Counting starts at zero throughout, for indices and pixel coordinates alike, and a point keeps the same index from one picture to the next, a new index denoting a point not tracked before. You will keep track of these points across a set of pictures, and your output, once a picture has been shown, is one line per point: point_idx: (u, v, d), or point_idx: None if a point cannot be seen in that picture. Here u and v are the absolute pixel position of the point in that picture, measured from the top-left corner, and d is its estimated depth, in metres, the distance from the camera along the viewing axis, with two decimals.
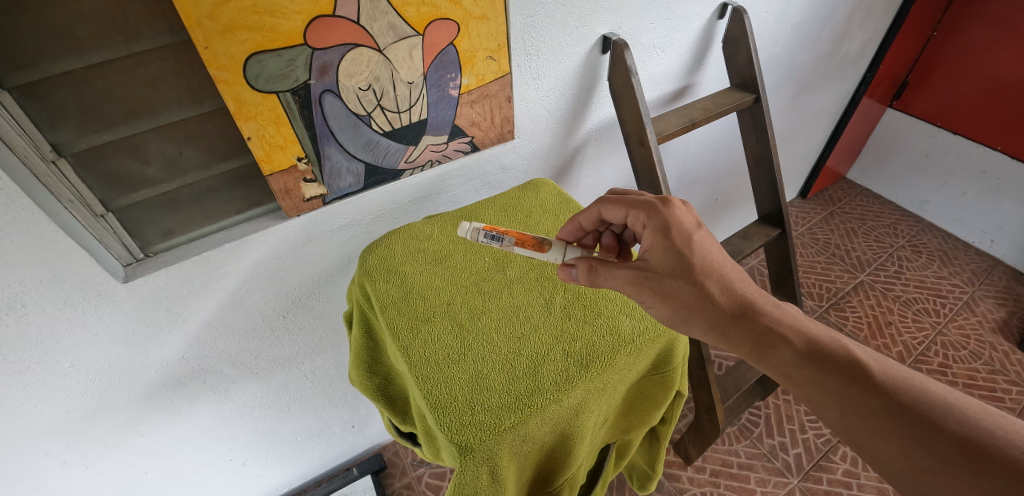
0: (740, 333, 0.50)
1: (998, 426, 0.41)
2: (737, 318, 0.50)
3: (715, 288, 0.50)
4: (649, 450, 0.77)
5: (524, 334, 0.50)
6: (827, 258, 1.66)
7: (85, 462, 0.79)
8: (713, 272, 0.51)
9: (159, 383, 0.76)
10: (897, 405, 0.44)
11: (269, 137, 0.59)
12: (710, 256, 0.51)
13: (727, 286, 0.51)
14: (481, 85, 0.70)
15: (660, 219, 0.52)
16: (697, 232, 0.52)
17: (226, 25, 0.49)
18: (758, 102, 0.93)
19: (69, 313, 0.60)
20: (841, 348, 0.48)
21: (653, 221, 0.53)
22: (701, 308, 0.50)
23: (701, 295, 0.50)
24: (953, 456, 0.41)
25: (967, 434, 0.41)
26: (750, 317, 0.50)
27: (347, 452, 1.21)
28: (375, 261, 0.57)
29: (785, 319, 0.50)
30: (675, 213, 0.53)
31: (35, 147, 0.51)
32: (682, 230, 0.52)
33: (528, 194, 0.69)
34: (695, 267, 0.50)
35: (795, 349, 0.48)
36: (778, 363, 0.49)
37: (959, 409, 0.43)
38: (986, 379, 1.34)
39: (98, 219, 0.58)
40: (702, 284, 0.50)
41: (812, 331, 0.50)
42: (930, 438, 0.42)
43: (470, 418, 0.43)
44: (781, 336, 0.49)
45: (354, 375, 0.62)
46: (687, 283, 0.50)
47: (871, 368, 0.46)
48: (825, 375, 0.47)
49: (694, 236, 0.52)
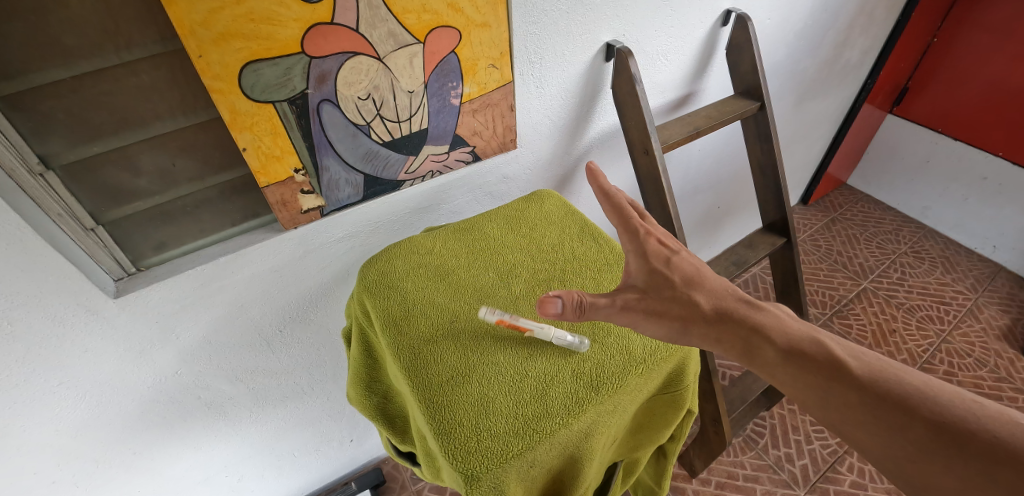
0: (726, 338, 0.48)
1: (975, 412, 0.40)
2: (722, 324, 0.49)
3: (703, 299, 0.50)
4: (656, 467, 0.75)
5: (530, 354, 0.48)
6: (830, 265, 1.65)
7: (76, 481, 0.77)
8: (698, 286, 0.51)
9: (151, 399, 0.73)
10: (876, 398, 0.43)
11: (265, 148, 0.57)
12: (691, 276, 0.51)
13: (716, 299, 0.50)
14: (483, 93, 0.69)
15: (640, 241, 0.52)
16: (675, 255, 0.52)
17: (220, 32, 0.47)
18: (762, 109, 0.92)
19: (58, 329, 0.58)
20: (817, 345, 0.47)
21: (633, 245, 0.52)
22: (692, 319, 0.49)
23: (689, 309, 0.49)
24: (933, 446, 0.40)
25: (942, 421, 0.40)
26: (735, 320, 0.49)
27: (346, 465, 1.18)
28: (375, 276, 0.55)
29: (768, 321, 0.49)
30: (653, 238, 0.53)
31: (23, 159, 0.49)
32: (660, 254, 0.52)
33: (532, 206, 0.66)
34: (679, 283, 0.50)
35: (779, 350, 0.47)
36: (763, 365, 0.47)
37: (932, 396, 0.42)
38: (992, 387, 1.32)
39: (87, 232, 0.56)
40: (692, 299, 0.50)
41: (791, 328, 0.48)
42: (911, 429, 0.41)
43: (476, 444, 0.41)
44: (766, 337, 0.48)
45: (352, 394, 0.60)
46: (672, 300, 0.49)
47: (851, 366, 0.45)
48: (807, 373, 0.45)
49: (672, 259, 0.52)
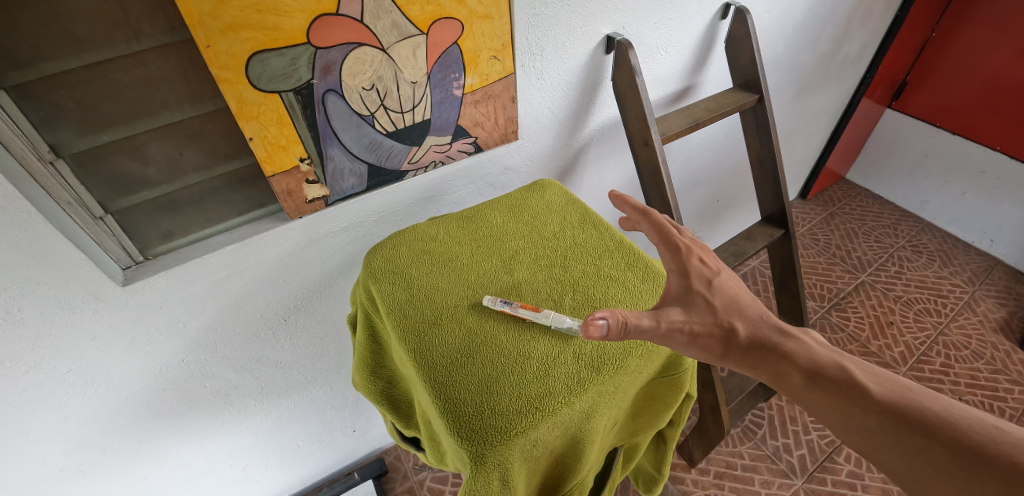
0: (758, 363, 0.50)
1: (994, 439, 0.42)
2: (755, 349, 0.50)
3: (739, 325, 0.51)
4: (656, 453, 0.76)
5: (533, 336, 0.49)
6: (828, 259, 1.66)
7: (83, 469, 0.78)
8: (736, 311, 0.51)
9: (158, 387, 0.75)
10: (897, 423, 0.45)
11: (271, 138, 0.58)
12: (730, 297, 0.52)
13: (752, 325, 0.51)
14: (485, 85, 0.70)
15: (680, 263, 0.52)
16: (715, 276, 0.52)
17: (228, 23, 0.48)
18: (761, 102, 0.92)
19: (68, 316, 0.59)
20: (840, 370, 0.49)
21: (676, 264, 0.52)
22: (728, 343, 0.50)
23: (726, 333, 0.50)
24: (949, 468, 0.41)
25: (959, 444, 0.42)
26: (765, 345, 0.50)
27: (349, 456, 1.19)
28: (380, 263, 0.56)
29: (798, 346, 0.50)
30: (694, 257, 0.53)
31: (33, 147, 0.50)
32: (701, 276, 0.52)
33: (533, 194, 0.67)
34: (720, 308, 0.51)
35: (803, 374, 0.49)
36: (790, 390, 0.49)
37: (952, 422, 0.43)
38: (988, 379, 1.33)
39: (96, 220, 0.58)
40: (730, 324, 0.50)
41: (817, 354, 0.50)
42: (929, 453, 0.43)
43: (481, 423, 0.42)
44: (791, 361, 0.49)
45: (358, 379, 0.61)
46: (713, 324, 0.50)
47: (871, 391, 0.47)
48: (830, 397, 0.47)
49: (713, 280, 0.52)
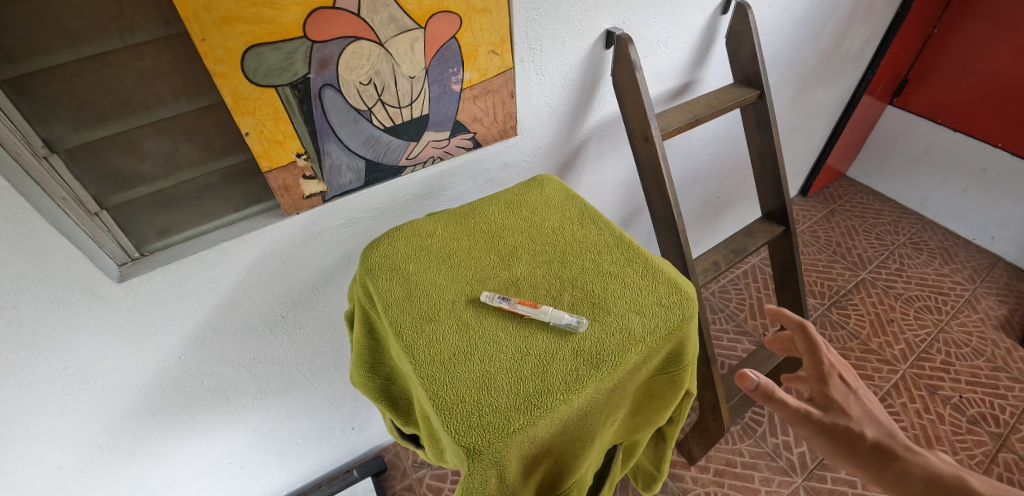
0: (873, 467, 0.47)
1: None
2: (876, 455, 0.48)
3: (865, 430, 0.50)
4: (655, 451, 0.76)
5: (531, 333, 0.48)
6: (828, 256, 1.65)
7: (80, 466, 0.78)
8: (867, 419, 0.51)
9: (156, 385, 0.74)
10: None
11: (267, 133, 0.58)
12: (868, 410, 0.52)
13: (880, 435, 0.50)
14: (484, 79, 0.69)
15: (814, 365, 0.55)
16: (852, 388, 0.53)
17: (223, 16, 0.47)
18: (762, 97, 0.92)
19: (63, 313, 0.59)
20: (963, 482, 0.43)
21: (810, 368, 0.55)
22: (852, 447, 0.49)
23: (848, 433, 0.49)
24: None
25: None
26: (885, 452, 0.48)
27: (347, 453, 1.19)
28: (377, 259, 0.56)
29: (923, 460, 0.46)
30: (835, 367, 0.55)
31: (27, 143, 0.49)
32: (839, 386, 0.53)
33: (532, 190, 0.66)
34: (852, 414, 0.51)
35: (924, 483, 0.45)
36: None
37: None
38: (989, 376, 1.33)
39: (91, 217, 0.57)
40: (855, 429, 0.50)
41: (938, 466, 0.46)
42: None
43: (477, 419, 0.42)
44: (909, 471, 0.46)
45: (355, 376, 0.61)
46: (838, 424, 0.50)
47: None
48: None
49: (848, 390, 0.53)
